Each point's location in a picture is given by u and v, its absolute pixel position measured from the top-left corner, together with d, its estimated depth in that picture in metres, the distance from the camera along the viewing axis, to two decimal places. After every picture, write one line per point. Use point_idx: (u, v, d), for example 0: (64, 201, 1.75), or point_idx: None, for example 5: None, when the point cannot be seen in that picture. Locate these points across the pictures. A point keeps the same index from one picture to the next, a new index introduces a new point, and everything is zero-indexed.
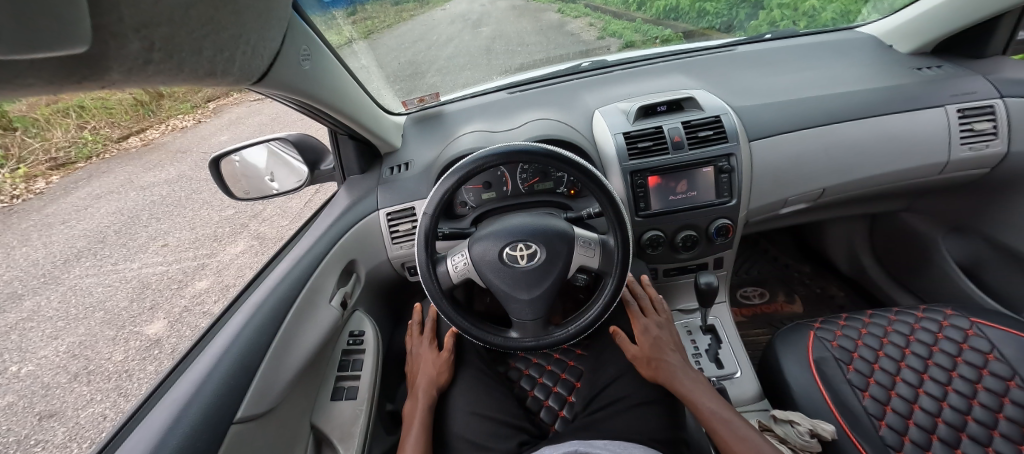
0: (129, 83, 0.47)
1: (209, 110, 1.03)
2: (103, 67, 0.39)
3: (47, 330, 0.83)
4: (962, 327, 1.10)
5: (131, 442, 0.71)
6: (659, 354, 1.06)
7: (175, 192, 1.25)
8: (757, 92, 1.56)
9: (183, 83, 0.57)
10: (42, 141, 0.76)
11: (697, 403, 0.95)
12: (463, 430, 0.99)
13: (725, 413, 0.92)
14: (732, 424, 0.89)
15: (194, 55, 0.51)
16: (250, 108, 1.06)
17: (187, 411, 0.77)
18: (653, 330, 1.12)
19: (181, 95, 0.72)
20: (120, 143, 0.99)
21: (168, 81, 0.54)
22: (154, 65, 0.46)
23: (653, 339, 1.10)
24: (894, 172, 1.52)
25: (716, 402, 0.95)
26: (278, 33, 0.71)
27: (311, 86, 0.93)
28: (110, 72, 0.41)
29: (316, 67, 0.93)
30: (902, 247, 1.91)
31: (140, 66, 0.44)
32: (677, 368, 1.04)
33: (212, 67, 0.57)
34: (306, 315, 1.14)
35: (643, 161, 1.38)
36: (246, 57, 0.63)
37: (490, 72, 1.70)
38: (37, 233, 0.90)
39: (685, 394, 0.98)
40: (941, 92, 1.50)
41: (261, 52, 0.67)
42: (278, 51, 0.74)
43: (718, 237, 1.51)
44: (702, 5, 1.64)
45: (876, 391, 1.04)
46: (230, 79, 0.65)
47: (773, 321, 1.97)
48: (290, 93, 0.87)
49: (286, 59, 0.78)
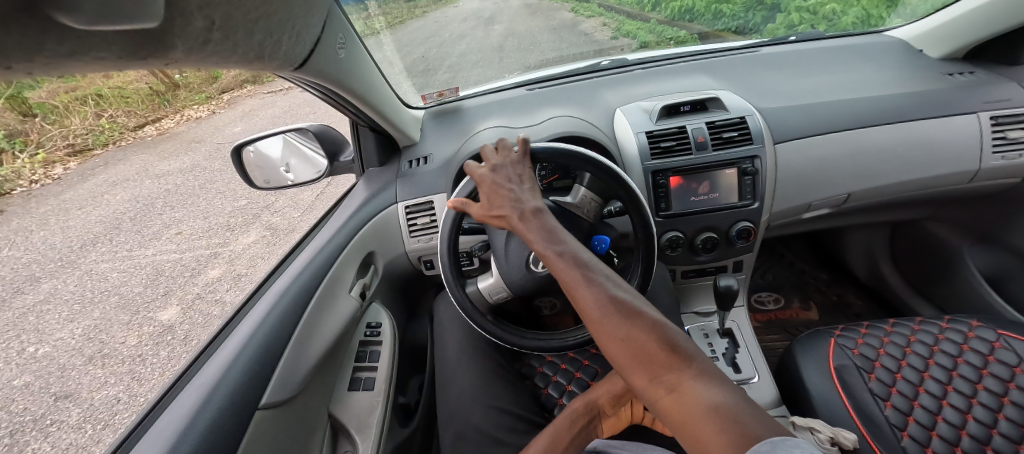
0: (188, 61, 0.48)
1: (223, 102, 1.06)
2: (167, 44, 0.40)
3: (64, 313, 0.83)
4: (989, 339, 1.08)
5: (160, 427, 0.72)
6: (503, 201, 0.84)
7: (187, 181, 1.22)
8: (781, 94, 1.54)
9: (234, 66, 0.58)
10: (61, 127, 0.79)
11: (538, 246, 0.79)
12: (483, 424, 1.00)
13: (575, 252, 0.78)
14: (582, 262, 0.76)
15: (247, 36, 0.52)
16: (264, 101, 1.15)
17: (214, 396, 0.79)
18: (496, 171, 0.87)
19: (195, 86, 0.80)
20: (137, 131, 1.04)
21: (219, 64, 0.55)
22: (212, 46, 0.47)
23: (501, 178, 0.86)
24: (922, 178, 1.49)
25: (560, 240, 0.80)
26: (318, 22, 0.73)
27: (342, 74, 0.93)
28: (174, 49, 0.42)
29: (349, 58, 0.95)
30: (924, 255, 1.87)
31: (201, 46, 0.45)
32: (522, 208, 0.83)
33: (260, 51, 0.57)
34: (327, 304, 1.15)
35: (666, 161, 1.36)
36: (290, 42, 0.64)
37: (502, 69, 1.71)
38: (53, 218, 0.87)
39: (525, 235, 0.80)
40: (973, 98, 1.46)
41: (302, 39, 0.68)
42: (318, 40, 0.76)
43: (739, 241, 1.50)
44: (717, 6, 1.64)
45: (898, 401, 1.02)
46: (275, 64, 0.66)
47: (789, 327, 1.95)
48: (323, 80, 0.88)
49: (325, 48, 0.80)
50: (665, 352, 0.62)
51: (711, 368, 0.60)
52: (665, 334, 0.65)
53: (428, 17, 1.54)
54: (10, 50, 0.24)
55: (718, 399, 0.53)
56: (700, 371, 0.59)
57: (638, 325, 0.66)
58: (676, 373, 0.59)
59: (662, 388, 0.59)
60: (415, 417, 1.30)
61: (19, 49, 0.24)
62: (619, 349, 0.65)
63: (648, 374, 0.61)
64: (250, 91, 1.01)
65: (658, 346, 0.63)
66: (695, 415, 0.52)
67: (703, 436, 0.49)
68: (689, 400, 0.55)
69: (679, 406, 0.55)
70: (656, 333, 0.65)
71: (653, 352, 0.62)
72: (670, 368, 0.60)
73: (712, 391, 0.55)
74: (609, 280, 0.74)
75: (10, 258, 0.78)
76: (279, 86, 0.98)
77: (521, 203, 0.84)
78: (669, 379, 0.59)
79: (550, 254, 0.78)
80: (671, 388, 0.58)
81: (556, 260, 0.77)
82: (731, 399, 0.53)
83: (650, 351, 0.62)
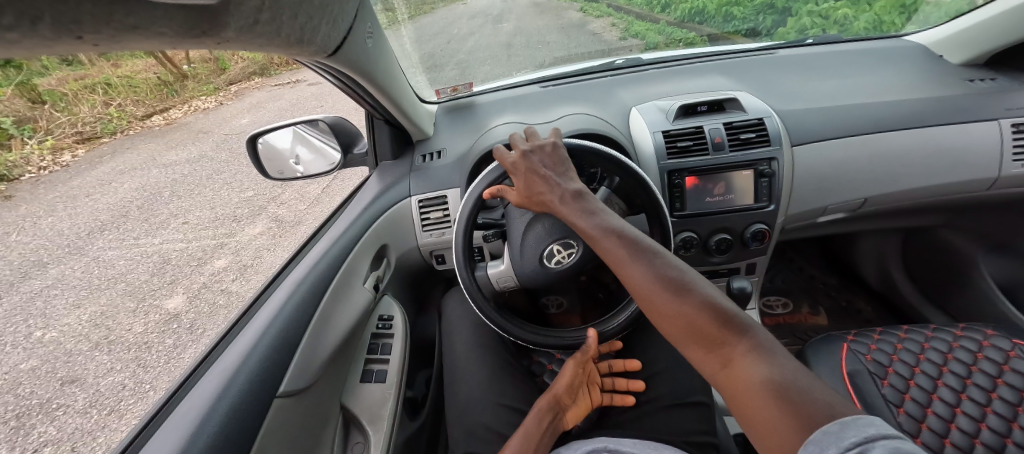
0: (235, 44, 0.48)
1: (231, 93, 1.07)
2: (221, 23, 0.40)
3: (70, 298, 0.85)
4: (1004, 348, 1.09)
5: (180, 414, 0.73)
6: (541, 190, 0.88)
7: (196, 171, 1.25)
8: (798, 96, 1.52)
9: (275, 51, 0.59)
10: (71, 115, 0.80)
11: (585, 229, 0.83)
12: (496, 422, 1.00)
13: (621, 231, 0.81)
14: (629, 240, 0.79)
15: (292, 18, 0.53)
16: (271, 92, 1.22)
17: (234, 381, 0.80)
18: (528, 159, 0.90)
19: (203, 77, 0.82)
20: (145, 121, 1.04)
21: (262, 48, 0.55)
22: (261, 27, 0.47)
23: (533, 170, 0.89)
24: (941, 185, 1.48)
25: (604, 220, 0.83)
26: (352, 9, 0.74)
27: (368, 64, 0.94)
28: (226, 28, 0.42)
29: (375, 48, 0.96)
30: (937, 263, 1.86)
31: (250, 26, 0.45)
32: (564, 196, 0.87)
33: (301, 35, 0.59)
34: (343, 295, 1.16)
35: (682, 161, 1.36)
36: (327, 28, 0.66)
37: (510, 68, 1.71)
38: (62, 204, 0.90)
39: (569, 220, 0.86)
40: (995, 105, 1.44)
41: (336, 25, 0.69)
42: (351, 28, 0.77)
43: (753, 243, 1.49)
44: (728, 8, 1.62)
45: (911, 407, 1.01)
46: (312, 50, 0.67)
47: (798, 331, 1.95)
48: (350, 68, 0.89)
49: (356, 36, 0.82)
50: (717, 329, 0.63)
51: (766, 337, 0.62)
52: (713, 307, 0.66)
53: (438, 13, 1.56)
54: (84, 18, 0.24)
55: (777, 378, 0.54)
56: (753, 343, 0.60)
57: (690, 300, 0.68)
58: (728, 348, 0.61)
59: (717, 361, 0.62)
60: (423, 411, 1.30)
61: (91, 18, 0.25)
62: (673, 326, 0.68)
63: (702, 349, 0.64)
64: (257, 84, 1.03)
65: (712, 321, 0.65)
66: (749, 388, 0.55)
67: (759, 411, 0.51)
68: (743, 373, 0.57)
69: (734, 379, 0.58)
70: (707, 306, 0.67)
71: (704, 327, 0.64)
72: (722, 341, 0.62)
73: (764, 363, 0.56)
74: (657, 256, 0.76)
75: (19, 243, 0.79)
76: (285, 80, 1.01)
77: (558, 190, 0.87)
78: (724, 355, 0.61)
79: (594, 235, 0.82)
80: (726, 361, 0.60)
81: (603, 240, 0.80)
82: (784, 373, 0.54)
83: (703, 326, 0.64)
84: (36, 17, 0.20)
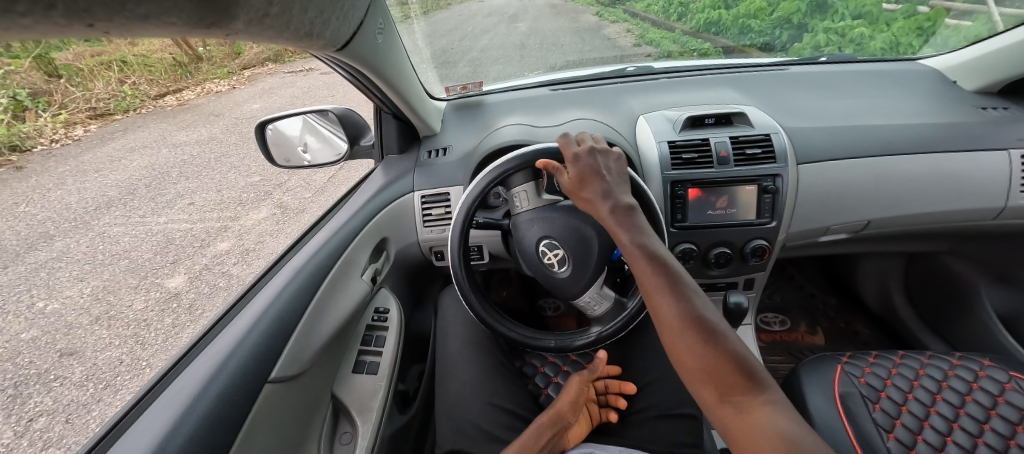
0: (242, 35, 0.48)
1: (244, 77, 1.07)
2: (230, 15, 0.40)
3: (73, 272, 0.84)
4: (1000, 380, 1.08)
5: (172, 394, 0.74)
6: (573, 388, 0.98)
7: (205, 153, 1.27)
8: (808, 114, 1.52)
9: (283, 43, 0.59)
10: (85, 91, 0.83)
11: (625, 243, 0.81)
12: (483, 421, 1.00)
13: (656, 251, 0.79)
14: (664, 267, 0.76)
15: (302, 13, 0.54)
16: (284, 80, 1.21)
17: (227, 364, 0.81)
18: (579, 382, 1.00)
19: (218, 60, 0.82)
20: (157, 101, 1.10)
21: (270, 39, 0.56)
22: (269, 20, 0.48)
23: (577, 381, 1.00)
24: (947, 212, 1.47)
25: (651, 248, 0.79)
26: (363, 6, 0.75)
27: (377, 59, 0.95)
28: (235, 20, 0.42)
29: (386, 45, 0.97)
30: (938, 290, 1.85)
31: (259, 19, 0.46)
32: (613, 200, 0.86)
33: (310, 29, 0.59)
34: (340, 285, 1.17)
35: (687, 172, 1.35)
36: (336, 23, 0.67)
37: (523, 67, 1.73)
38: (72, 178, 0.93)
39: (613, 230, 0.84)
40: (1006, 134, 1.42)
41: (346, 20, 0.70)
42: (360, 24, 0.78)
43: (753, 258, 1.48)
44: (744, 21, 1.61)
45: (901, 434, 1.01)
46: (320, 45, 0.68)
47: (794, 350, 1.95)
48: (360, 63, 0.90)
49: (366, 31, 0.83)
50: (717, 363, 0.63)
51: (784, 398, 0.60)
52: (736, 354, 0.64)
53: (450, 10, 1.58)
54: (97, 8, 0.24)
55: (803, 445, 0.51)
56: (772, 403, 0.58)
57: (710, 337, 0.66)
58: (757, 413, 0.57)
59: (731, 410, 0.60)
60: (413, 405, 1.31)
61: (103, 7, 0.24)
62: (686, 355, 0.67)
63: (716, 392, 0.62)
64: (269, 69, 1.04)
65: (731, 367, 0.62)
66: (758, 441, 0.54)
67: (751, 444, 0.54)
68: (764, 428, 0.55)
69: (748, 430, 0.56)
70: (733, 354, 0.64)
71: (723, 373, 0.62)
72: (741, 390, 0.60)
73: (791, 428, 0.54)
74: (691, 291, 0.73)
75: (28, 214, 0.80)
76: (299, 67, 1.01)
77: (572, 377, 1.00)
78: (740, 400, 0.59)
79: (629, 248, 0.81)
80: (742, 410, 0.58)
81: (637, 259, 0.79)
82: None
83: (717, 361, 0.64)
84: (49, 5, 0.19)
